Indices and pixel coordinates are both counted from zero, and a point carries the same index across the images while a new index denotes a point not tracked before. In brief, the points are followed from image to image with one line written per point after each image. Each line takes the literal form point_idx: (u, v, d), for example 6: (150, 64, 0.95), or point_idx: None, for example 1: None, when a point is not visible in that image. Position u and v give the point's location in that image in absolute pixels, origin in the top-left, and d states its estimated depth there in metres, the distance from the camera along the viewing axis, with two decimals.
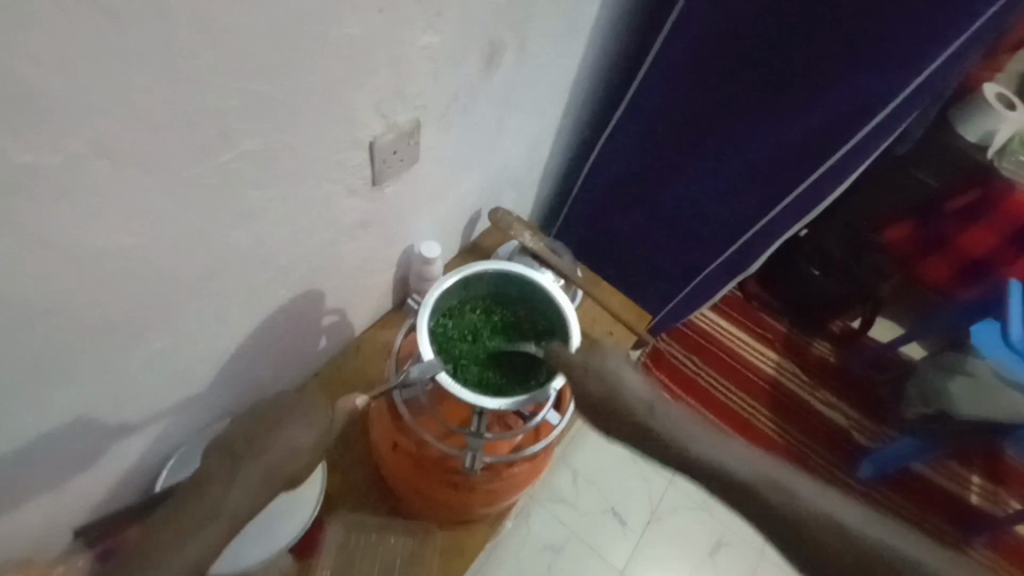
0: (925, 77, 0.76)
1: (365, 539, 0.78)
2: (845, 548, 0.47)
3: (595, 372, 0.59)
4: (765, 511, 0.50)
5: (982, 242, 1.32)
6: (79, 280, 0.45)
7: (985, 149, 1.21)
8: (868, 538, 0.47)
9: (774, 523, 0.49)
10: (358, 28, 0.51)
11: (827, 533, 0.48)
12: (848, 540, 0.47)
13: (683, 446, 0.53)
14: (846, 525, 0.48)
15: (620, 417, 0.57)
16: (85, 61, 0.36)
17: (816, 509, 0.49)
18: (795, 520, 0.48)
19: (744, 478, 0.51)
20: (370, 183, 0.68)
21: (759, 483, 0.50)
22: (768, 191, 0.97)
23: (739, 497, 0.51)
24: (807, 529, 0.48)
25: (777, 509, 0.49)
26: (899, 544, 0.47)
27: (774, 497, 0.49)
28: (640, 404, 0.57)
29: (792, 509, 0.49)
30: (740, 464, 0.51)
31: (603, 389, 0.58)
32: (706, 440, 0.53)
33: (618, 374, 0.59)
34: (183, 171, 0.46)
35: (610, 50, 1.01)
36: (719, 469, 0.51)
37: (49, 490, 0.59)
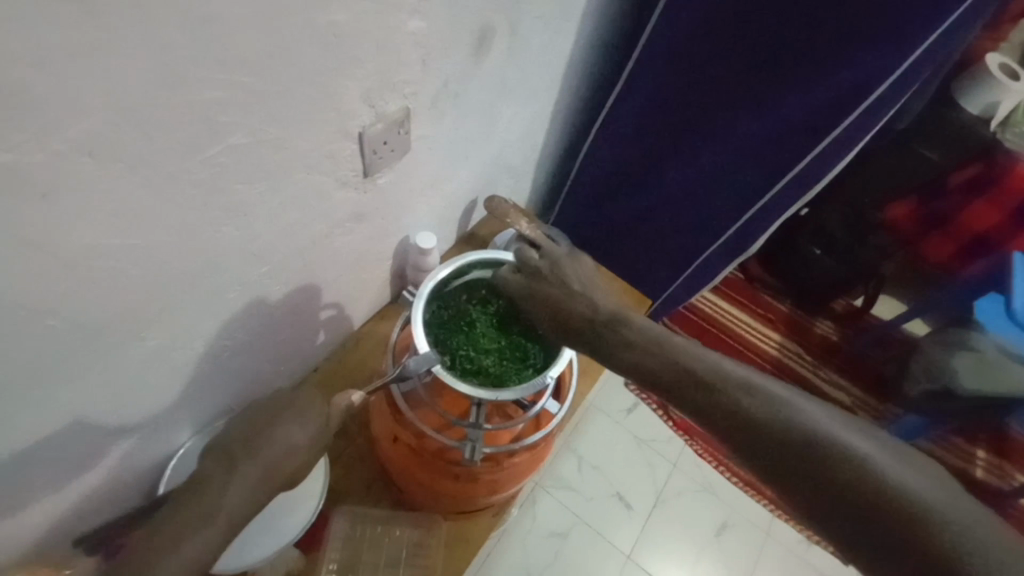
0: (926, 48, 0.74)
1: (371, 530, 0.79)
2: (781, 431, 0.49)
3: (578, 300, 0.65)
4: (729, 415, 0.51)
5: (987, 218, 1.31)
6: (69, 282, 0.45)
7: (987, 122, 1.18)
8: (830, 440, 0.48)
9: (721, 413, 0.51)
10: (344, 15, 0.50)
11: (788, 432, 0.49)
12: (808, 439, 0.48)
13: (652, 356, 0.57)
14: (807, 426, 0.49)
15: (599, 337, 0.62)
16: (64, 59, 0.35)
17: (775, 411, 0.50)
18: (755, 419, 0.50)
19: (693, 372, 0.54)
20: (362, 175, 0.67)
21: (708, 376, 0.54)
22: (767, 171, 0.96)
23: (704, 402, 0.52)
24: (769, 429, 0.49)
25: (740, 410, 0.50)
26: (863, 447, 0.47)
27: (736, 398, 0.51)
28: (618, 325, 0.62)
29: (753, 411, 0.50)
30: (705, 369, 0.54)
31: (585, 311, 0.64)
32: (676, 351, 0.57)
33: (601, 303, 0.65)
34: (171, 168, 0.45)
35: (604, 31, 0.99)
36: (687, 375, 0.54)
37: (51, 492, 0.59)
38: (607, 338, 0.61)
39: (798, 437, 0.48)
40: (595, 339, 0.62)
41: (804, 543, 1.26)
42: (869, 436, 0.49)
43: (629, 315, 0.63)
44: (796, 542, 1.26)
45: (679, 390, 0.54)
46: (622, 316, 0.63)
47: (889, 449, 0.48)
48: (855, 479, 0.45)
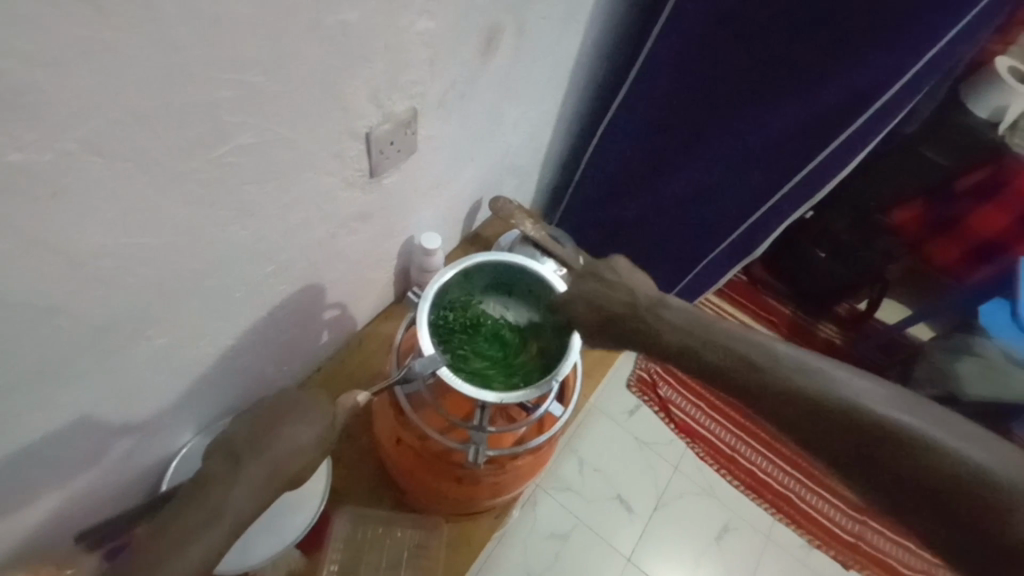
0: (939, 50, 0.73)
1: (373, 532, 0.78)
2: (851, 419, 0.47)
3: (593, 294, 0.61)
4: (779, 398, 0.49)
5: (994, 222, 1.32)
6: (75, 284, 0.44)
7: (996, 126, 1.18)
8: (884, 418, 0.46)
9: (785, 404, 0.49)
10: (352, 15, 0.50)
11: (842, 414, 0.47)
12: (868, 421, 0.46)
13: (686, 338, 0.54)
14: (859, 404, 0.47)
15: (625, 330, 0.58)
16: (72, 60, 0.34)
17: (841, 397, 0.48)
18: (823, 407, 0.48)
19: (750, 362, 0.51)
20: (368, 175, 0.67)
21: (765, 364, 0.50)
22: (774, 174, 0.95)
23: (751, 386, 0.50)
24: (821, 411, 0.48)
25: (791, 393, 0.48)
26: (917, 422, 0.46)
27: (786, 379, 0.49)
28: (643, 314, 0.57)
29: (805, 393, 0.48)
30: (761, 356, 0.51)
31: (604, 305, 0.60)
32: (712, 332, 0.54)
33: (618, 290, 0.60)
34: (178, 168, 0.45)
35: (612, 32, 0.99)
36: (730, 359, 0.51)
37: (54, 490, 0.59)
38: (634, 328, 0.58)
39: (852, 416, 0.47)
40: (623, 331, 0.59)
41: (806, 547, 1.25)
42: (933, 413, 0.48)
43: (655, 301, 0.58)
44: (798, 546, 1.25)
45: (722, 373, 0.52)
46: (646, 303, 0.58)
47: (941, 420, 0.47)
48: (915, 457, 0.44)
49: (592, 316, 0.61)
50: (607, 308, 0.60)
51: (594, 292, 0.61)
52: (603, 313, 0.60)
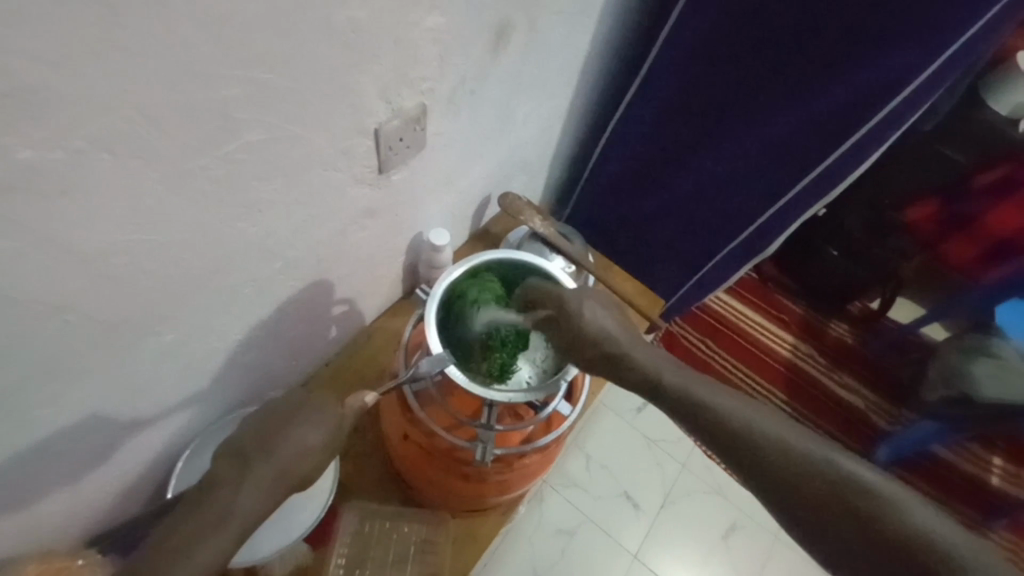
0: (960, 46, 0.72)
1: (380, 526, 0.79)
2: (800, 474, 0.45)
3: (577, 305, 0.59)
4: (737, 446, 0.48)
5: (1010, 222, 1.25)
6: (86, 281, 0.45)
7: (1016, 123, 1.15)
8: (835, 472, 0.45)
9: (739, 453, 0.48)
10: (362, 12, 0.49)
11: (801, 469, 0.46)
12: (819, 476, 0.45)
13: (657, 372, 0.54)
14: (810, 459, 0.46)
15: (596, 356, 0.57)
16: (82, 59, 0.34)
17: (793, 451, 0.46)
18: (774, 461, 0.46)
19: (708, 408, 0.50)
20: (377, 171, 0.67)
21: (721, 410, 0.50)
22: (786, 173, 0.94)
23: (711, 429, 0.50)
24: (779, 463, 0.46)
25: (752, 441, 0.48)
26: (863, 474, 0.45)
27: (746, 428, 0.48)
28: (614, 343, 0.57)
29: (763, 441, 0.47)
30: (718, 404, 0.50)
31: (581, 322, 0.58)
32: (678, 375, 0.53)
33: (596, 315, 0.58)
34: (187, 165, 0.45)
35: (624, 27, 0.98)
36: (692, 401, 0.51)
37: (65, 484, 0.60)
38: (604, 352, 0.57)
39: (805, 470, 0.45)
40: (594, 357, 0.57)
41: None
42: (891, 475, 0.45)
43: (628, 336, 0.58)
44: None
45: (682, 413, 0.52)
46: (623, 336, 0.57)
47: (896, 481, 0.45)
48: (871, 517, 0.42)
49: (567, 335, 0.59)
50: (580, 329, 0.58)
51: (574, 307, 0.59)
52: (575, 333, 0.58)
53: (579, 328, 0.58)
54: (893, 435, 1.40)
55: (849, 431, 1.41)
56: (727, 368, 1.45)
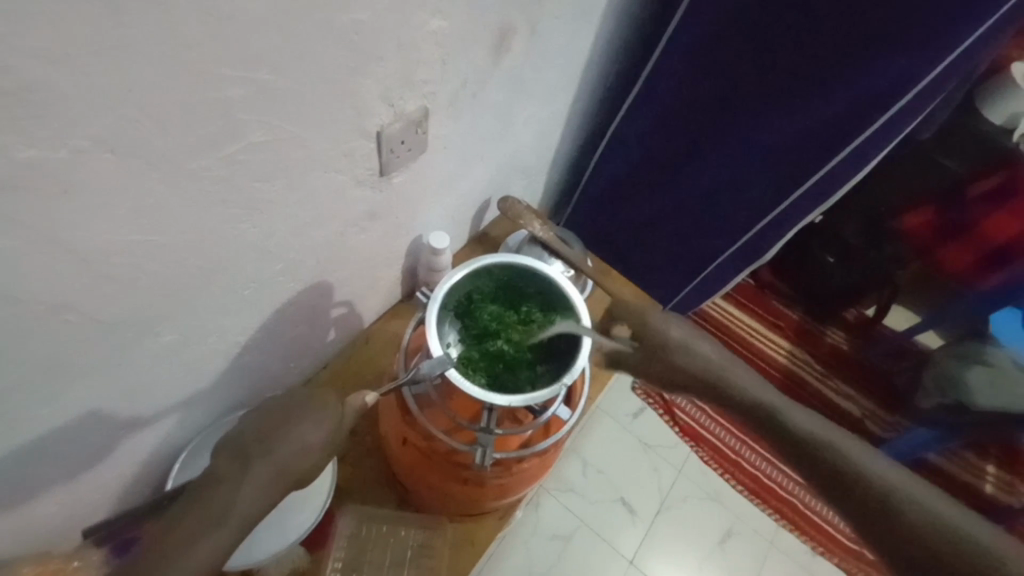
0: (959, 54, 0.72)
1: (377, 530, 0.79)
2: (910, 517, 0.45)
3: (659, 325, 0.60)
4: (845, 481, 0.48)
5: (1008, 227, 1.24)
6: (85, 281, 0.45)
7: (1010, 132, 1.16)
8: (948, 523, 0.44)
9: (842, 487, 0.48)
10: (366, 13, 0.49)
11: (911, 514, 0.45)
12: (925, 525, 0.44)
13: (753, 395, 0.54)
14: (920, 506, 0.45)
15: (681, 374, 0.57)
16: (85, 58, 0.34)
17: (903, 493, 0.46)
18: (879, 501, 0.46)
19: (818, 439, 0.50)
20: (377, 173, 0.67)
21: (822, 440, 0.50)
22: (785, 179, 0.95)
23: (814, 459, 0.50)
24: (888, 503, 0.46)
25: (856, 476, 0.48)
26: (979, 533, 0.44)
27: (853, 464, 0.48)
28: (704, 363, 0.57)
29: (876, 487, 0.47)
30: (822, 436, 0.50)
31: (665, 338, 0.59)
32: (783, 405, 0.53)
33: (678, 333, 0.59)
34: (190, 165, 0.45)
35: (624, 33, 0.98)
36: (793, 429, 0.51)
37: (60, 485, 0.59)
38: (693, 372, 0.57)
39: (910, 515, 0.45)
40: (680, 376, 0.57)
41: (809, 554, 1.25)
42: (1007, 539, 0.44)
43: (717, 357, 0.57)
44: (802, 552, 1.25)
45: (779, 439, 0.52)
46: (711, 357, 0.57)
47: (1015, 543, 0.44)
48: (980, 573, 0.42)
49: (648, 352, 0.59)
50: (665, 347, 0.58)
51: (656, 325, 0.60)
52: (659, 351, 0.58)
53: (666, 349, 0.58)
54: (891, 440, 1.41)
55: None
56: None
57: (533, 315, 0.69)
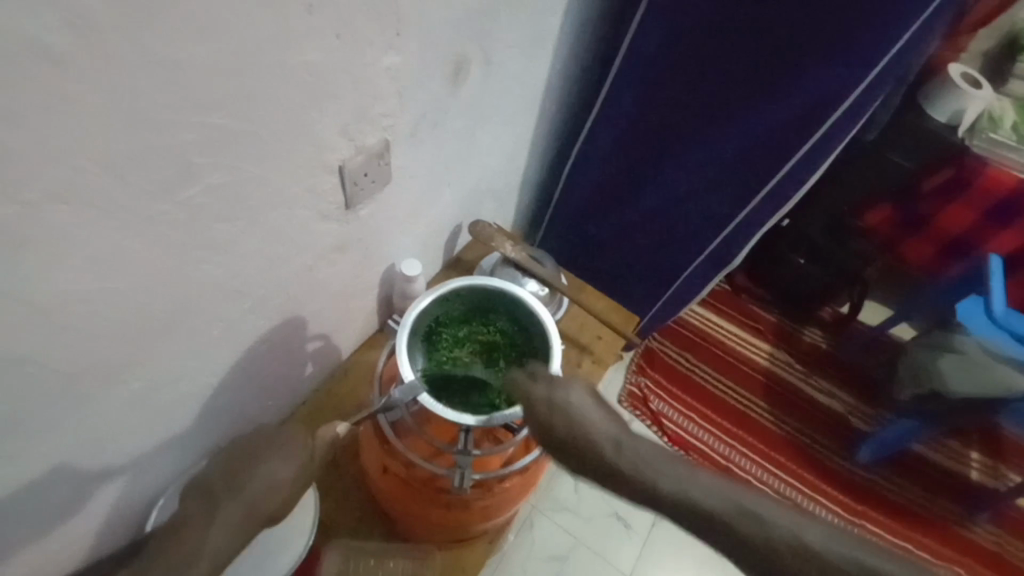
0: (889, 60, 0.77)
1: (364, 564, 0.77)
2: (810, 569, 0.43)
3: (580, 415, 0.53)
4: (752, 548, 0.45)
5: (961, 218, 1.35)
6: (46, 334, 0.45)
7: (955, 128, 1.21)
8: (842, 559, 0.43)
9: (749, 553, 0.45)
10: (316, 54, 0.51)
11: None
12: (831, 570, 0.43)
13: (699, 497, 0.47)
14: (816, 550, 0.44)
15: (628, 488, 0.49)
16: (39, 115, 0.35)
17: (796, 537, 0.44)
18: (784, 557, 0.44)
19: (723, 510, 0.46)
20: (344, 206, 0.68)
21: (718, 509, 0.46)
22: (744, 186, 0.98)
23: (770, 558, 0.44)
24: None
25: (807, 558, 0.44)
26: (873, 558, 0.44)
27: (798, 547, 0.44)
28: (642, 473, 0.49)
29: (782, 545, 0.44)
30: (717, 501, 0.47)
31: (592, 436, 0.51)
32: (682, 474, 0.48)
33: (601, 425, 0.53)
34: (148, 211, 0.46)
35: (579, 56, 1.02)
36: (745, 526, 0.45)
37: (32, 542, 0.58)
38: (589, 455, 0.51)
39: (814, 562, 0.43)
40: (628, 489, 0.49)
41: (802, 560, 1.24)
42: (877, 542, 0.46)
43: (657, 455, 0.50)
44: None
45: (735, 543, 0.46)
46: (650, 455, 0.50)
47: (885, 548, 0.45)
48: None
49: (585, 458, 0.51)
50: (600, 450, 0.50)
51: (579, 421, 0.53)
52: (594, 457, 0.50)
53: (605, 456, 0.50)
54: (871, 435, 1.41)
55: (830, 435, 1.43)
56: (708, 378, 1.47)
57: (500, 324, 0.71)
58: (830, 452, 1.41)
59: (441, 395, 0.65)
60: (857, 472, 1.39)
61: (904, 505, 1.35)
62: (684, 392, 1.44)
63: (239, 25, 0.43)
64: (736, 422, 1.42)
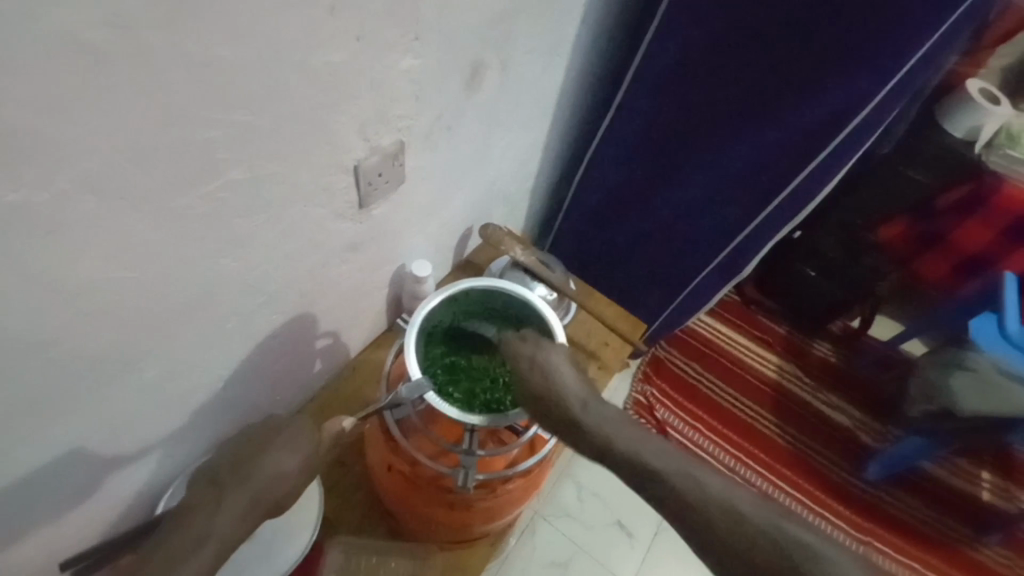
0: (905, 73, 0.77)
1: (366, 562, 0.77)
2: (736, 532, 0.46)
3: (555, 374, 0.55)
4: (688, 507, 0.47)
5: (980, 236, 1.34)
6: (68, 320, 0.46)
7: (972, 144, 1.22)
8: (766, 527, 0.46)
9: (686, 514, 0.47)
10: (338, 55, 0.52)
11: (778, 545, 0.45)
12: (755, 535, 0.45)
13: (648, 457, 0.50)
14: (737, 511, 0.46)
15: (585, 442, 0.52)
16: (73, 104, 0.36)
17: (727, 500, 0.47)
18: (713, 517, 0.46)
19: (670, 471, 0.49)
20: (358, 206, 0.69)
21: (664, 469, 0.49)
22: (756, 196, 0.98)
23: (705, 518, 0.46)
24: (760, 546, 0.45)
25: (733, 519, 0.46)
26: (799, 531, 0.46)
27: (725, 507, 0.47)
28: (602, 430, 0.52)
29: (716, 506, 0.47)
30: (662, 465, 0.49)
31: (561, 392, 0.54)
32: (636, 440, 0.51)
33: (571, 382, 0.55)
34: (170, 204, 0.47)
35: (595, 63, 1.02)
36: (686, 489, 0.48)
37: (44, 525, 0.59)
38: (556, 410, 0.53)
39: (738, 523, 0.46)
40: (581, 443, 0.52)
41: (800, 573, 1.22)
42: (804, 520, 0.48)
43: (618, 420, 0.53)
44: None
45: (672, 502, 0.48)
46: (615, 421, 0.53)
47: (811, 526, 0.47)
48: None
49: (551, 411, 0.53)
50: (567, 406, 0.53)
51: (553, 379, 0.55)
52: (558, 409, 0.53)
53: (574, 414, 0.53)
54: (879, 452, 1.39)
55: (838, 450, 1.42)
56: (715, 389, 1.46)
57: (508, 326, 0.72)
58: (837, 467, 1.40)
59: (448, 393, 0.65)
60: (864, 489, 1.38)
61: (912, 523, 1.33)
62: (690, 402, 1.43)
63: (265, 26, 0.44)
64: (742, 432, 1.41)
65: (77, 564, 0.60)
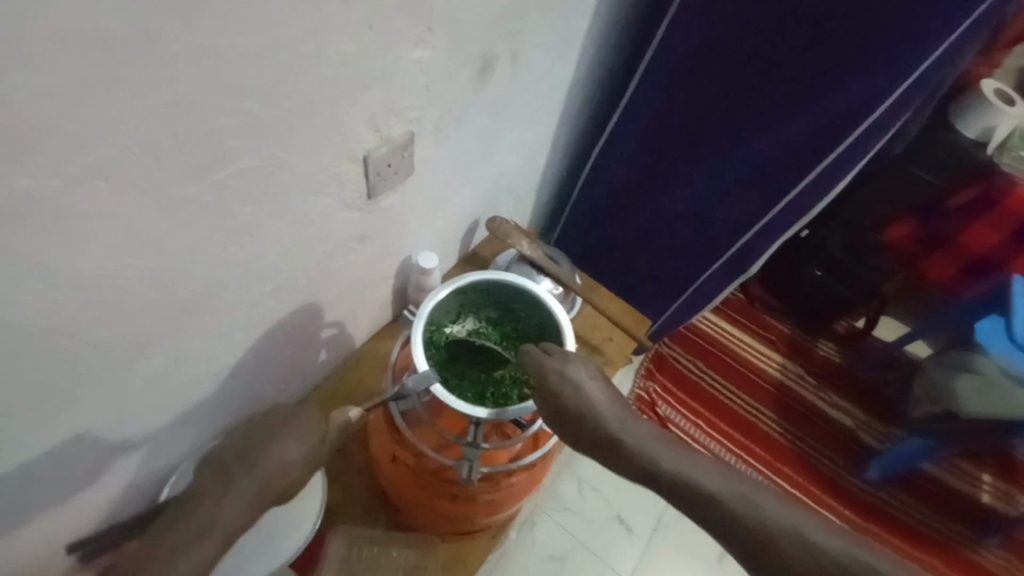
0: (920, 73, 0.76)
1: (367, 551, 0.79)
2: (771, 538, 0.51)
3: (588, 393, 0.60)
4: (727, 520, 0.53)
5: (986, 238, 1.31)
6: (76, 307, 0.46)
7: (985, 145, 1.20)
8: (798, 535, 0.51)
9: (725, 525, 0.53)
10: (349, 45, 0.52)
11: (809, 551, 0.51)
12: (788, 543, 0.51)
13: (686, 474, 0.55)
14: (770, 520, 0.52)
15: (633, 465, 0.57)
16: (84, 91, 0.36)
17: (760, 511, 0.52)
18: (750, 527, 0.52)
19: (707, 487, 0.54)
20: (366, 197, 0.69)
21: (703, 485, 0.54)
22: (765, 195, 0.97)
23: (744, 529, 0.52)
24: (794, 552, 0.51)
25: (769, 528, 0.52)
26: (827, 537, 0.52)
27: (760, 519, 0.52)
28: (646, 452, 0.57)
29: (752, 517, 0.52)
30: (701, 481, 0.55)
31: (598, 413, 0.59)
32: (673, 457, 0.56)
33: (605, 403, 0.60)
34: (179, 191, 0.47)
35: (606, 57, 1.02)
36: (724, 502, 0.53)
37: (50, 508, 0.59)
38: (596, 431, 0.58)
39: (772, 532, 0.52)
40: (621, 461, 0.57)
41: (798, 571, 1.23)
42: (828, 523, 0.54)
43: (655, 438, 0.58)
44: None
45: (712, 515, 0.53)
46: (652, 440, 0.58)
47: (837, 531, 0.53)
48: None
49: (591, 433, 0.59)
50: (606, 425, 0.58)
51: (588, 400, 0.59)
52: (597, 430, 0.58)
53: (614, 434, 0.58)
54: (881, 453, 1.39)
55: (840, 450, 1.42)
56: (717, 386, 1.46)
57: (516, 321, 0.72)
58: (838, 467, 1.40)
59: (453, 385, 0.66)
60: (864, 489, 1.38)
61: (913, 524, 1.33)
62: (692, 399, 1.43)
63: (276, 14, 0.44)
64: (743, 430, 1.41)
65: (84, 546, 0.61)
